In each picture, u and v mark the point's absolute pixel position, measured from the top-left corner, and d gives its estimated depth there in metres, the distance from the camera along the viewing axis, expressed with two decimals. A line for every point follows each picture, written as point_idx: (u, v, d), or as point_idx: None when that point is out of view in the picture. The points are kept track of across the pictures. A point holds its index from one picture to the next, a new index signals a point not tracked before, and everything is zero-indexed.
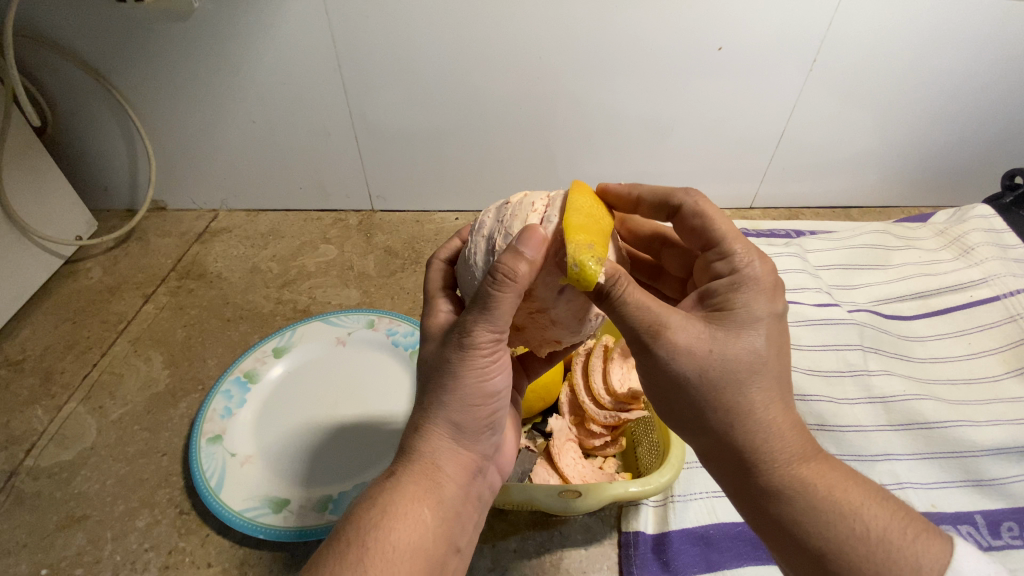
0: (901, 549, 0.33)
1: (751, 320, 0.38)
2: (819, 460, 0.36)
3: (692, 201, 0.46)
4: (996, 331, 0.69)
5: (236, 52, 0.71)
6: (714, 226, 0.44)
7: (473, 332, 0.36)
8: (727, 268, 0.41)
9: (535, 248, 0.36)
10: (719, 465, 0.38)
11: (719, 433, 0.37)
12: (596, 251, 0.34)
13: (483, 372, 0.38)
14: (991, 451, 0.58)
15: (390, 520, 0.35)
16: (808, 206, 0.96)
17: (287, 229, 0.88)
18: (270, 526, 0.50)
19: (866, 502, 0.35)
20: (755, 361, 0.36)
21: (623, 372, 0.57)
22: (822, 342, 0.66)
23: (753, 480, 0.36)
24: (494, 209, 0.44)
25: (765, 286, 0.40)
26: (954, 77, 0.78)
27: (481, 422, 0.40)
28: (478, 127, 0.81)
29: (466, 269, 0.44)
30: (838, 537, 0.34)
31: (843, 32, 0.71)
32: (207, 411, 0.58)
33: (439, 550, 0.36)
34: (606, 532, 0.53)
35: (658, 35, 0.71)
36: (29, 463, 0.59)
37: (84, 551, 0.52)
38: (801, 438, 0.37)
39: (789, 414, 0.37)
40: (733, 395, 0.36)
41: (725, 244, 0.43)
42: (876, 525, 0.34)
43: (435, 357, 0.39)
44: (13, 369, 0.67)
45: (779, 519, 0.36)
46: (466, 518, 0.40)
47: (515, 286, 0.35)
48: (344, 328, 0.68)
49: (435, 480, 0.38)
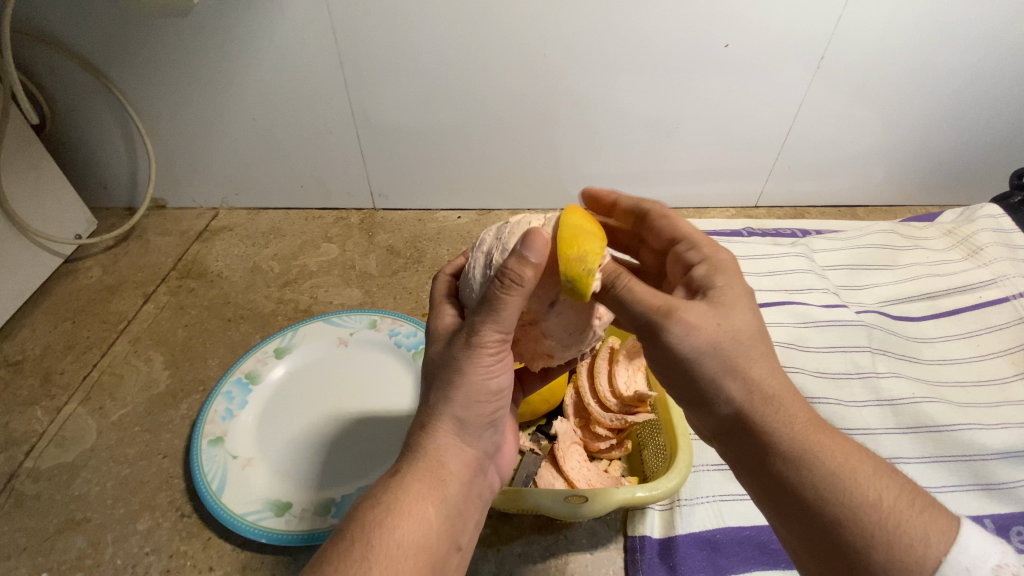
0: (909, 518, 0.32)
1: (738, 299, 0.38)
2: (828, 431, 0.35)
3: (661, 210, 0.47)
4: (1004, 333, 0.68)
5: (236, 49, 0.70)
6: (678, 225, 0.45)
7: (482, 331, 0.36)
8: (697, 256, 0.42)
9: (540, 250, 0.35)
10: (732, 433, 0.36)
11: (733, 400, 0.35)
12: (590, 260, 0.34)
13: (489, 371, 0.37)
14: (999, 455, 0.57)
15: (393, 517, 0.34)
16: (814, 205, 0.96)
17: (287, 227, 0.88)
18: (270, 530, 0.50)
19: (876, 473, 0.34)
20: (755, 335, 0.36)
21: (628, 374, 0.56)
22: (828, 343, 0.66)
23: (766, 451, 0.35)
24: (495, 227, 0.43)
25: (735, 268, 0.40)
26: (963, 75, 0.77)
27: (485, 414, 0.39)
28: (480, 125, 0.80)
29: (467, 283, 0.43)
30: (850, 505, 0.32)
31: (851, 29, 0.70)
32: (208, 413, 0.57)
33: (440, 548, 0.35)
34: (612, 537, 0.52)
35: (662, 32, 0.70)
36: (28, 465, 0.58)
37: (85, 554, 0.52)
38: (809, 410, 0.35)
39: (796, 388, 0.36)
40: (742, 364, 0.35)
41: (694, 237, 0.44)
42: (886, 495, 0.33)
43: (441, 357, 0.38)
44: (12, 369, 0.67)
45: (792, 487, 0.34)
46: (467, 515, 0.39)
47: (521, 289, 0.34)
48: (346, 328, 0.67)
49: (439, 478, 0.37)
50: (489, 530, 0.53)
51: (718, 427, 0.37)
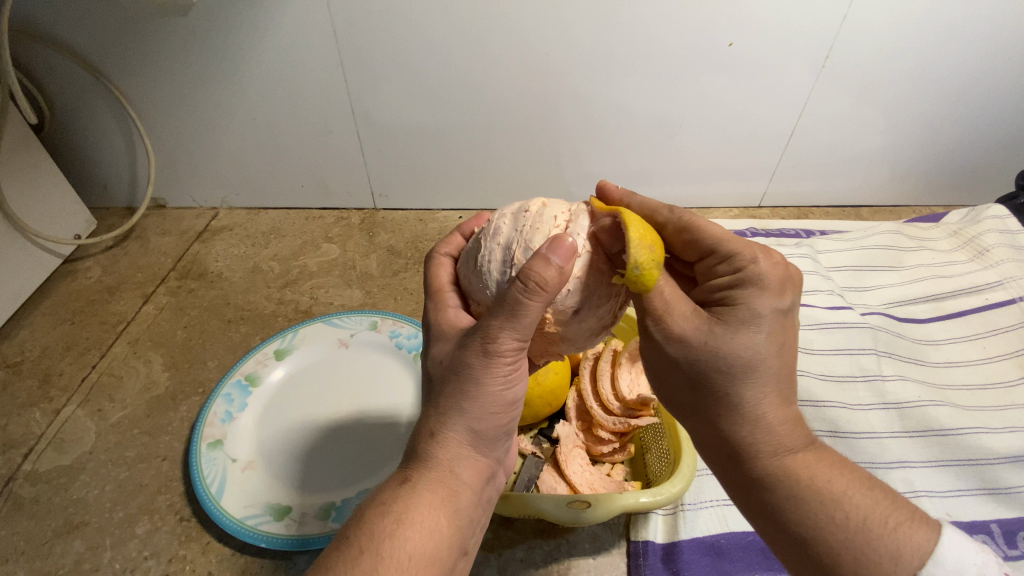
0: (879, 537, 0.32)
1: (754, 318, 0.35)
2: (810, 449, 0.35)
3: (677, 220, 0.43)
4: (1011, 335, 0.68)
5: (235, 47, 0.69)
6: (704, 232, 0.41)
7: (499, 338, 0.35)
8: (728, 269, 0.39)
9: (564, 253, 0.35)
10: (709, 443, 0.37)
11: (709, 415, 0.36)
12: (655, 252, 0.34)
13: (506, 381, 0.37)
14: (1006, 459, 0.57)
15: (405, 527, 0.34)
16: (817, 205, 0.95)
17: (287, 228, 0.87)
18: (270, 534, 0.49)
19: (852, 492, 0.33)
20: (748, 351, 0.35)
21: (631, 377, 0.55)
22: (834, 346, 0.65)
23: (742, 464, 0.35)
24: (510, 215, 0.41)
25: (770, 286, 0.37)
26: (970, 74, 0.76)
27: (500, 424, 0.38)
28: (483, 123, 0.79)
29: (476, 275, 0.41)
30: (817, 521, 0.33)
31: (857, 26, 0.69)
32: (207, 415, 0.57)
33: (451, 555, 0.35)
34: (614, 542, 0.52)
35: (665, 29, 0.69)
36: (26, 468, 0.58)
37: (83, 559, 0.51)
38: (793, 428, 0.35)
39: (782, 404, 0.35)
40: (721, 382, 0.35)
41: (724, 245, 0.39)
42: (857, 514, 0.32)
43: (452, 361, 0.37)
44: (11, 370, 0.66)
45: (762, 498, 0.35)
46: (477, 520, 0.38)
47: (545, 294, 0.34)
48: (347, 329, 0.67)
49: (451, 488, 0.36)
50: (491, 534, 0.52)
51: (701, 439, 0.38)
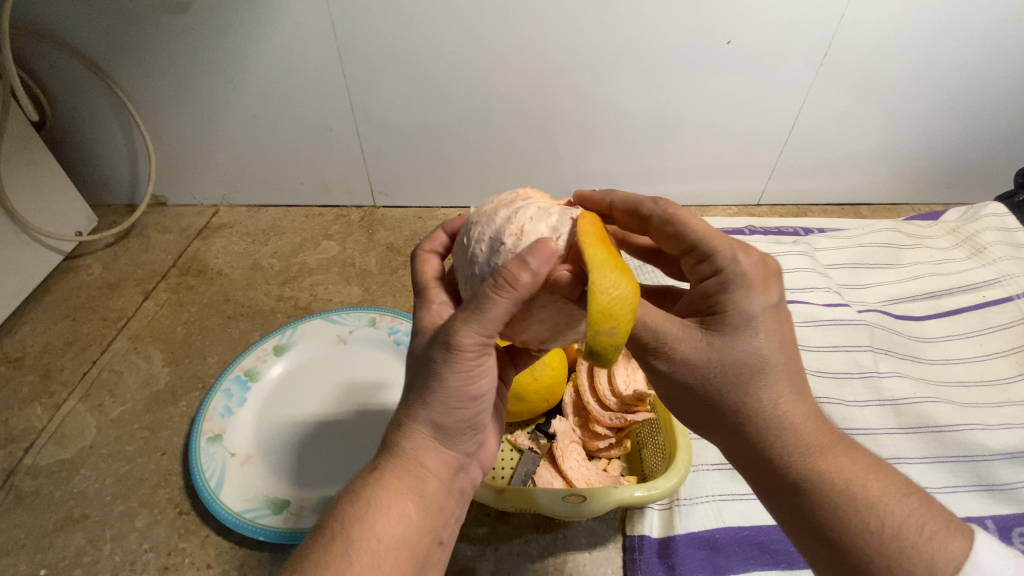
0: (913, 544, 0.31)
1: (747, 320, 0.34)
2: (837, 447, 0.34)
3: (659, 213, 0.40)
4: (1008, 332, 0.68)
5: (236, 44, 0.70)
6: (693, 228, 0.38)
7: (460, 333, 0.34)
8: (711, 269, 0.36)
9: (543, 258, 0.34)
10: (732, 455, 0.36)
11: (734, 429, 0.35)
12: (619, 332, 0.30)
13: (467, 376, 0.36)
14: (1003, 455, 0.57)
15: (373, 512, 0.34)
16: (817, 203, 0.95)
17: (287, 225, 0.87)
18: (270, 528, 0.50)
19: (884, 496, 0.32)
20: (757, 362, 0.34)
21: (627, 373, 0.56)
22: (830, 343, 0.66)
23: (770, 474, 0.34)
24: (504, 210, 0.41)
25: (754, 279, 0.35)
26: (971, 70, 0.76)
27: (464, 418, 0.38)
28: (484, 121, 0.80)
29: (465, 267, 0.41)
30: (850, 528, 0.32)
31: (856, 22, 0.69)
32: (207, 410, 0.57)
33: (421, 543, 0.35)
34: (610, 536, 0.52)
35: (666, 28, 0.69)
36: (28, 462, 0.58)
37: (84, 551, 0.52)
38: (818, 430, 0.34)
39: (804, 406, 0.34)
40: (739, 395, 0.34)
41: (708, 244, 0.37)
42: (890, 520, 0.31)
43: (421, 353, 0.37)
44: (12, 366, 0.67)
45: (789, 507, 0.34)
46: (448, 511, 0.39)
47: (514, 293, 0.33)
48: (346, 325, 0.67)
49: (418, 476, 0.37)
50: (487, 529, 0.53)
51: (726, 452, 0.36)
